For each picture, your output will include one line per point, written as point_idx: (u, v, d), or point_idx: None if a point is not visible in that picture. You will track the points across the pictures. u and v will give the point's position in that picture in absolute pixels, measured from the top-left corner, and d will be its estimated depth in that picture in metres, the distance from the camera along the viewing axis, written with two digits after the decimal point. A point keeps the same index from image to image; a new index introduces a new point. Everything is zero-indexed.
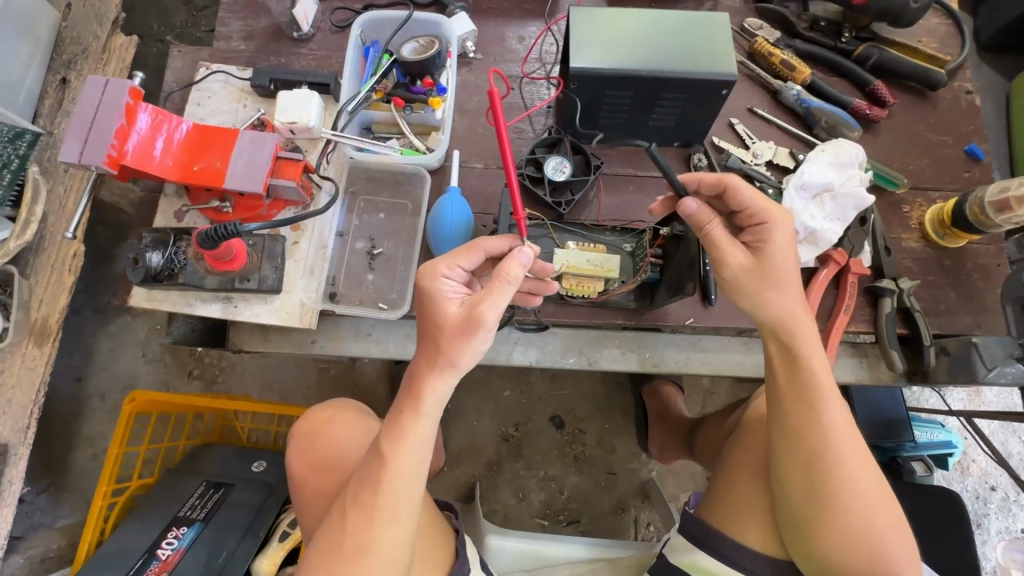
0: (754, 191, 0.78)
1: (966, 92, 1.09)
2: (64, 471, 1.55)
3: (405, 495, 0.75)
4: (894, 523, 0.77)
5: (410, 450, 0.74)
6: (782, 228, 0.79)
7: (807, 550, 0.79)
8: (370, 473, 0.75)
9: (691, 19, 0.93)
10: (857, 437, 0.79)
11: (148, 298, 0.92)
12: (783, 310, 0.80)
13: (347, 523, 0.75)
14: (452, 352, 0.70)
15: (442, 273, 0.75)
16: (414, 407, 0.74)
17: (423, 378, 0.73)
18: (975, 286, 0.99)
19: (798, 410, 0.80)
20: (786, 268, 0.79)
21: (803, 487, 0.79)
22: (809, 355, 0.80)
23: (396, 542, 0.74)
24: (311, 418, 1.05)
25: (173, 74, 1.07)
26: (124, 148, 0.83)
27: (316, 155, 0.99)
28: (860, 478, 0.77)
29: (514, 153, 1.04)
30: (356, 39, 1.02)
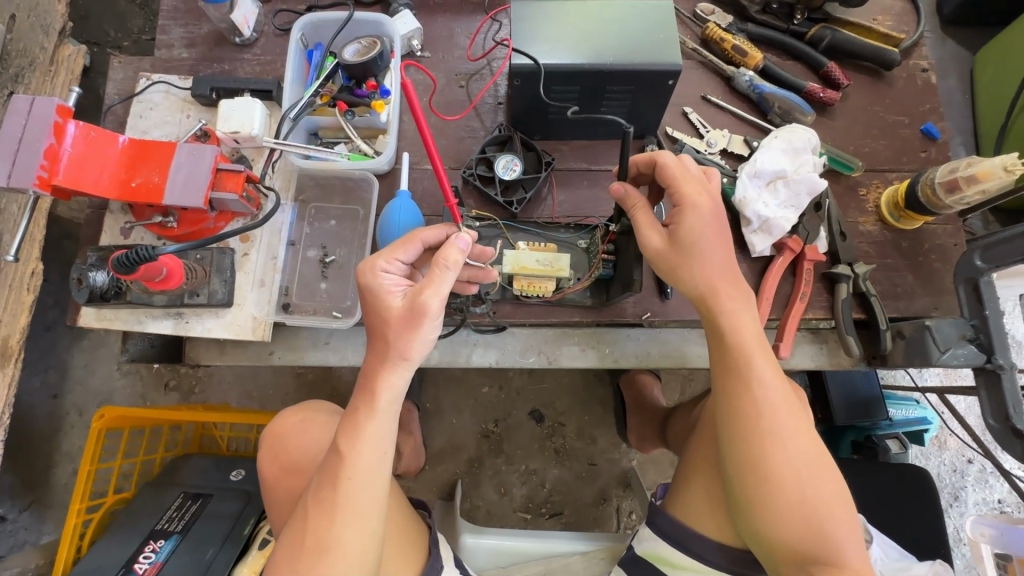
0: (683, 166, 0.77)
1: (922, 70, 1.08)
2: (47, 488, 1.55)
3: (365, 491, 0.74)
4: (835, 497, 0.72)
5: (368, 445, 0.73)
6: (696, 205, 0.75)
7: (752, 532, 0.74)
8: (332, 469, 0.74)
9: (635, 9, 0.91)
10: (791, 405, 0.76)
11: (98, 318, 0.91)
12: (704, 281, 0.76)
13: (308, 521, 0.73)
14: (401, 345, 0.70)
15: (381, 268, 0.74)
16: (369, 405, 0.73)
17: (377, 373, 0.73)
18: (933, 267, 0.99)
19: (728, 381, 0.77)
20: (705, 244, 0.75)
21: (738, 463, 0.74)
22: (737, 325, 0.77)
23: (356, 540, 0.73)
24: (284, 419, 1.02)
25: (114, 86, 1.04)
26: (55, 167, 0.81)
27: (263, 164, 0.98)
28: (796, 449, 0.73)
29: (467, 152, 1.03)
30: (297, 43, 0.99)
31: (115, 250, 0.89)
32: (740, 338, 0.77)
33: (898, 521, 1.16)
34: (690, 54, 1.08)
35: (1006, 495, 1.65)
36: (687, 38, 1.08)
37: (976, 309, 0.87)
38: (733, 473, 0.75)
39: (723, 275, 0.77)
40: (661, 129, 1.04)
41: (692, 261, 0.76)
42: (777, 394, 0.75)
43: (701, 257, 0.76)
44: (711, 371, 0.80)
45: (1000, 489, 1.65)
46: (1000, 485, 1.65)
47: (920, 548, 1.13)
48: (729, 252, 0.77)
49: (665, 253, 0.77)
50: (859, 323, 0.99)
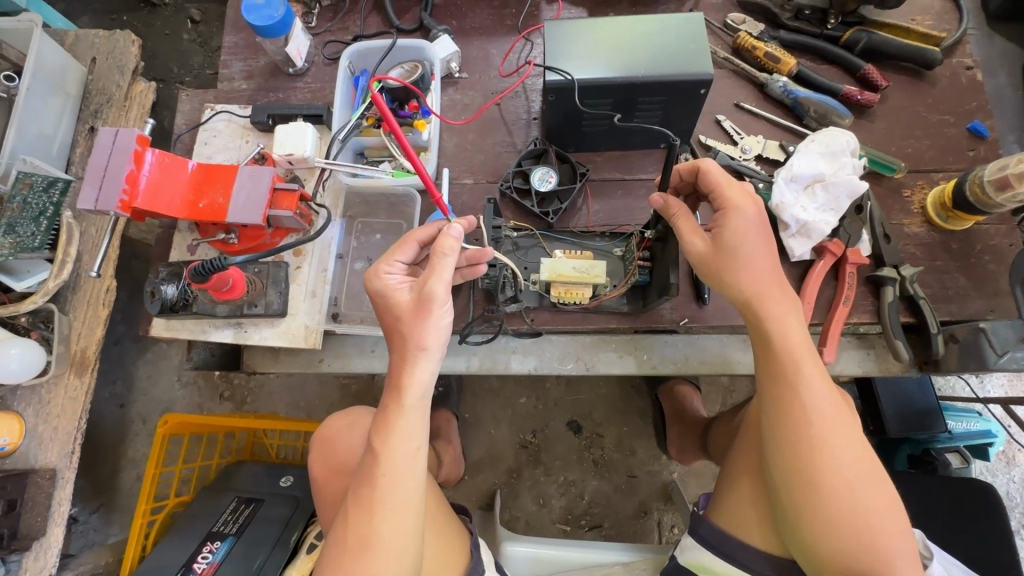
0: (725, 173, 0.76)
1: (967, 68, 1.06)
2: (113, 492, 1.66)
3: (404, 491, 0.77)
4: (889, 510, 0.69)
5: (399, 444, 0.75)
6: (742, 211, 0.74)
7: (799, 544, 0.71)
8: (370, 468, 0.77)
9: (666, 22, 0.94)
10: (842, 412, 0.72)
11: (167, 328, 0.99)
12: (750, 286, 0.75)
13: (351, 520, 0.76)
14: (416, 334, 0.75)
15: (384, 271, 0.79)
16: (397, 402, 0.76)
17: (401, 373, 0.76)
18: (986, 269, 0.95)
19: (774, 386, 0.74)
20: (748, 249, 0.74)
21: (786, 471, 0.71)
22: (785, 330, 0.74)
23: (397, 538, 0.75)
24: (331, 422, 1.08)
25: (183, 117, 1.14)
26: (135, 191, 0.90)
27: (313, 183, 1.04)
28: (847, 459, 0.70)
29: (503, 167, 1.07)
30: (345, 70, 1.07)
31: (194, 262, 0.97)
32: (788, 343, 0.74)
33: (963, 538, 1.09)
34: (722, 63, 1.09)
35: None
36: (719, 47, 1.10)
37: None
38: (779, 482, 0.72)
39: (769, 280, 0.75)
40: (694, 138, 1.05)
41: (737, 266, 0.74)
42: (826, 402, 0.72)
43: (745, 262, 0.74)
44: (756, 376, 0.77)
45: None
46: None
47: (986, 567, 1.06)
48: (772, 255, 0.76)
49: (709, 259, 0.76)
50: (908, 327, 0.96)
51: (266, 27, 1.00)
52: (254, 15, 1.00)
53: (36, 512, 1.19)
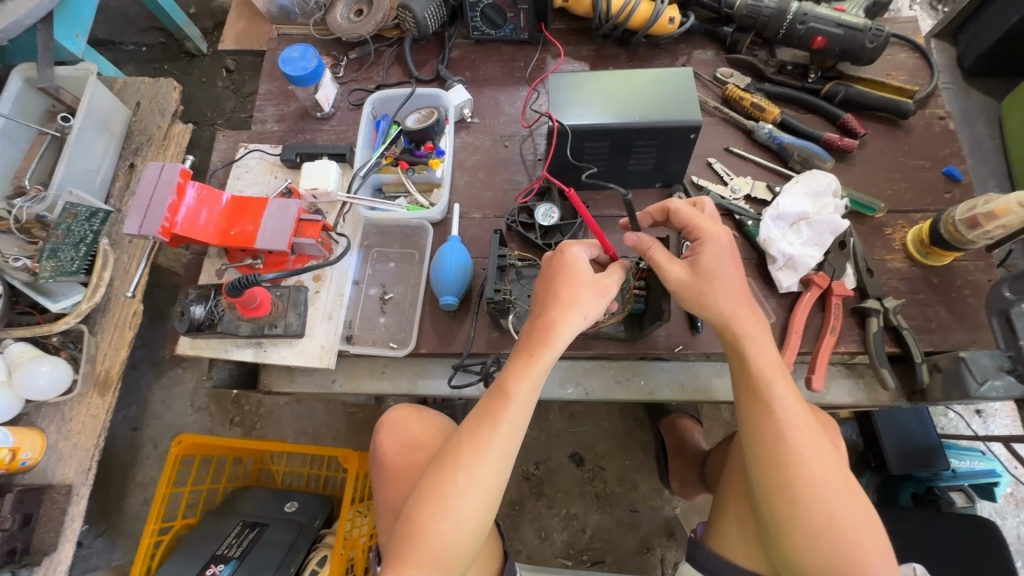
0: (695, 209, 0.84)
1: (940, 118, 1.14)
2: (119, 516, 1.68)
3: (509, 442, 0.81)
4: (866, 524, 0.72)
5: (528, 388, 0.80)
6: (714, 239, 0.82)
7: (783, 556, 0.74)
8: (490, 406, 0.82)
9: (659, 75, 1.04)
10: (815, 428, 0.77)
11: (192, 346, 1.06)
12: (726, 309, 0.81)
13: (460, 454, 0.80)
14: (582, 300, 0.81)
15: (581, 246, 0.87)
16: (542, 347, 0.80)
17: (553, 318, 0.80)
18: (966, 302, 1.00)
19: (752, 403, 0.79)
20: (722, 273, 0.81)
21: (766, 484, 0.75)
22: (759, 350, 0.80)
23: (490, 482, 0.80)
24: (397, 408, 1.05)
25: (218, 155, 1.25)
26: (174, 219, 0.99)
27: (334, 215, 1.13)
28: (822, 471, 0.74)
29: (510, 203, 1.15)
30: (367, 114, 1.19)
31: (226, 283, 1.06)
32: (761, 363, 0.80)
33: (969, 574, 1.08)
34: (713, 111, 1.19)
35: None
36: (709, 97, 1.20)
37: (1011, 340, 0.86)
38: (760, 495, 0.76)
39: (743, 305, 0.81)
40: (687, 178, 1.13)
41: (713, 290, 0.81)
42: (799, 417, 0.77)
43: (720, 286, 0.81)
44: (735, 395, 0.82)
45: None
46: None
47: None
48: (741, 283, 0.83)
49: (688, 285, 0.82)
50: (893, 357, 1.00)
51: (299, 77, 1.12)
52: (290, 66, 1.13)
53: (49, 527, 1.23)
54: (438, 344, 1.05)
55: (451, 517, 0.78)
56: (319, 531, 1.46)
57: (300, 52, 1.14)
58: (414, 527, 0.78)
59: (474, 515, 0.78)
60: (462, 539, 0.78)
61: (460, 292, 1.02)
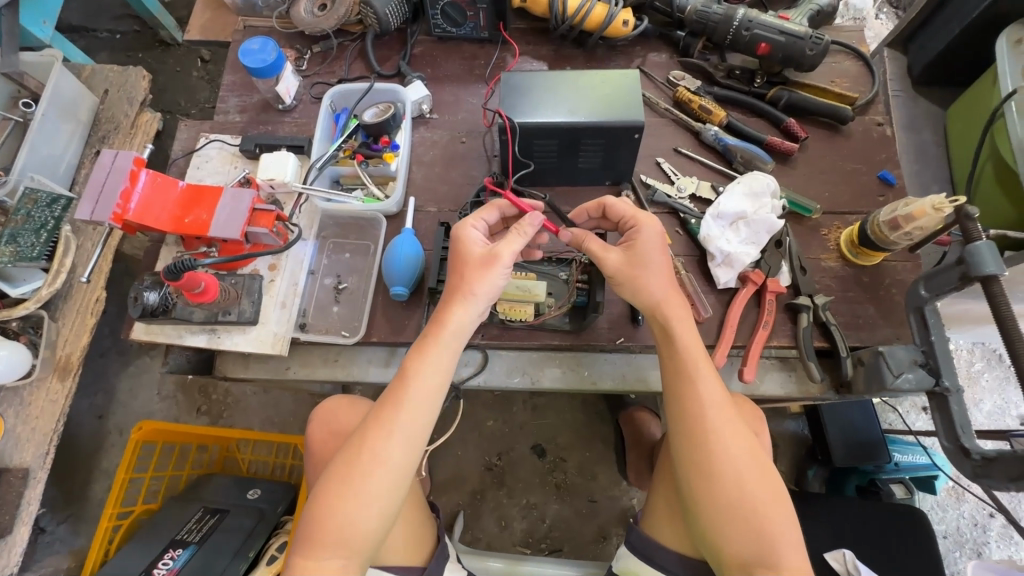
0: (630, 202, 0.88)
1: (878, 124, 1.19)
2: (83, 502, 1.69)
3: (415, 431, 0.83)
4: (776, 499, 0.76)
5: (430, 374, 0.84)
6: (648, 229, 0.86)
7: (701, 530, 0.78)
8: (391, 394, 0.84)
9: (606, 77, 1.07)
10: (732, 407, 0.81)
11: (147, 331, 1.08)
12: (657, 294, 0.85)
13: (365, 438, 0.83)
14: (473, 280, 0.84)
15: (471, 225, 0.90)
16: (437, 333, 0.85)
17: (448, 308, 0.85)
18: (894, 300, 1.05)
19: (675, 385, 0.83)
20: (655, 260, 0.85)
21: (686, 463, 0.79)
22: (686, 333, 0.84)
23: (393, 464, 0.82)
24: (334, 398, 1.08)
25: (179, 144, 1.27)
26: (127, 206, 1.01)
27: (291, 206, 1.16)
28: (738, 448, 0.78)
29: (465, 197, 1.18)
30: (327, 108, 1.21)
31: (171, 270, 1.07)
32: (687, 345, 0.83)
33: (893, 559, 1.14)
34: (664, 112, 1.23)
35: None
36: (661, 99, 1.24)
37: (925, 335, 0.91)
38: (681, 474, 0.80)
39: (671, 291, 0.85)
40: (636, 177, 1.17)
41: (648, 275, 0.84)
42: (719, 397, 0.81)
43: (654, 272, 0.85)
44: (663, 377, 0.86)
45: None
46: None
47: None
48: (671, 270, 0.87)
49: (626, 270, 0.85)
50: (823, 352, 1.05)
51: (258, 69, 1.14)
52: (249, 58, 1.14)
53: (5, 510, 1.24)
54: (389, 333, 1.07)
55: (355, 500, 0.80)
56: (280, 517, 1.48)
57: (259, 45, 1.15)
58: (320, 508, 0.81)
59: (381, 497, 0.81)
60: (367, 520, 0.81)
61: (410, 283, 1.05)
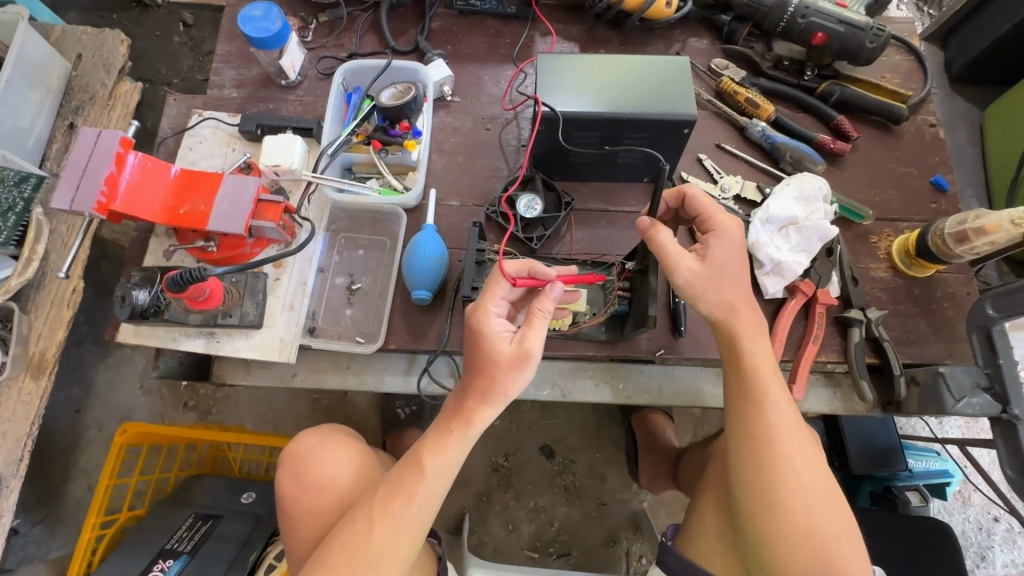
0: (711, 198, 0.80)
1: (931, 125, 1.12)
2: (58, 504, 1.55)
3: (425, 512, 0.76)
4: (848, 533, 0.71)
5: (448, 457, 0.75)
6: (727, 232, 0.79)
7: (760, 562, 0.73)
8: (402, 477, 0.76)
9: (654, 64, 0.97)
10: (803, 432, 0.76)
11: (136, 334, 0.96)
12: (728, 302, 0.78)
13: (375, 525, 0.75)
14: (507, 384, 0.71)
15: (494, 311, 0.73)
16: (463, 426, 0.75)
17: (473, 406, 0.73)
18: (945, 315, 1.00)
19: (744, 409, 0.78)
20: (731, 267, 0.79)
21: (750, 491, 0.74)
22: (755, 350, 0.79)
23: (402, 556, 0.75)
24: (304, 437, 0.97)
25: (168, 121, 1.13)
26: (113, 194, 0.89)
27: (299, 195, 1.04)
28: (807, 476, 0.73)
29: (490, 191, 1.08)
30: (338, 86, 1.09)
31: (172, 268, 0.96)
32: (755, 363, 0.79)
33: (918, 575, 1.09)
34: (705, 104, 1.14)
35: None
36: (702, 90, 1.15)
37: (989, 357, 0.87)
38: (743, 502, 0.75)
39: (743, 303, 0.79)
40: (677, 174, 1.09)
41: (721, 282, 0.78)
42: (789, 421, 0.76)
43: (729, 279, 0.79)
44: (726, 394, 0.81)
45: None
46: None
47: None
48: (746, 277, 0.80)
49: (701, 278, 0.78)
50: (872, 368, 1.00)
51: (262, 40, 1.01)
52: (250, 26, 1.01)
53: None
54: (409, 339, 0.98)
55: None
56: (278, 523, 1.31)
57: (262, 11, 1.02)
58: None
59: None
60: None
61: (434, 286, 0.96)
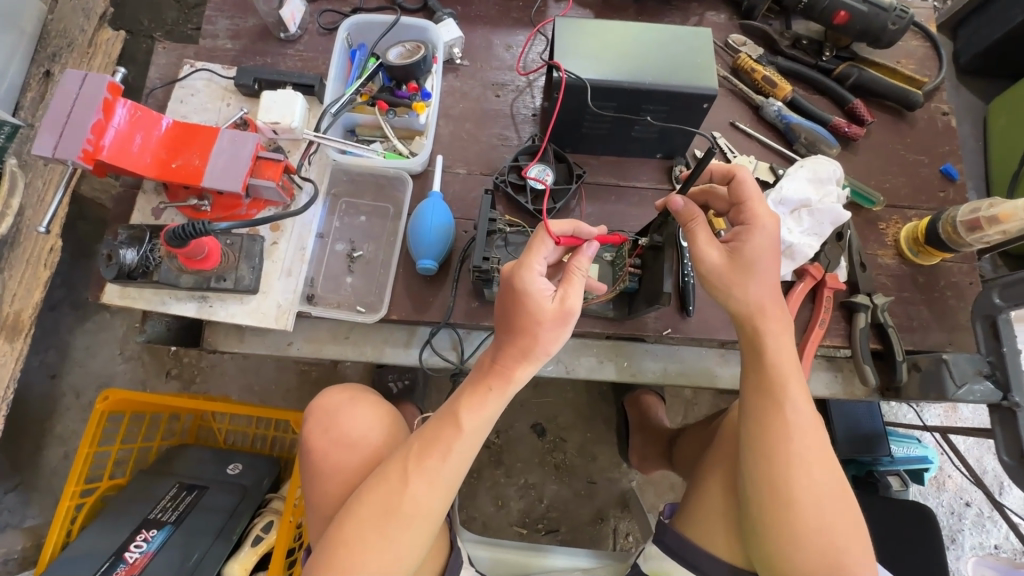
0: (759, 187, 0.77)
1: (943, 113, 1.11)
2: (33, 472, 1.48)
3: (456, 473, 0.75)
4: (855, 531, 0.71)
5: (481, 419, 0.74)
6: (765, 229, 0.76)
7: (764, 554, 0.73)
8: (436, 433, 0.74)
9: (675, 33, 0.94)
10: (820, 432, 0.75)
11: (122, 295, 0.91)
12: (755, 301, 0.77)
13: (406, 482, 0.73)
14: (547, 343, 0.71)
15: (537, 271, 0.72)
16: (502, 388, 0.74)
17: (513, 365, 0.73)
18: (948, 303, 1.01)
19: (762, 401, 0.77)
20: (765, 265, 0.76)
21: (760, 481, 0.74)
22: (779, 347, 0.77)
23: (433, 512, 0.73)
24: (332, 393, 0.94)
25: (156, 71, 1.06)
26: (100, 143, 0.83)
27: (299, 156, 0.99)
28: (821, 475, 0.73)
29: (499, 160, 1.04)
30: (342, 42, 1.03)
31: (163, 226, 0.91)
32: (777, 361, 0.77)
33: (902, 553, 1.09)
34: (721, 81, 1.11)
35: (1003, 541, 1.55)
36: (719, 66, 1.12)
37: (993, 346, 0.88)
38: (751, 493, 0.75)
39: (770, 300, 0.78)
40: (689, 151, 1.07)
41: (749, 281, 0.77)
42: (807, 420, 0.75)
43: (759, 278, 0.77)
44: (744, 388, 0.80)
45: (998, 534, 1.56)
46: (998, 531, 1.56)
47: None
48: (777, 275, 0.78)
49: (726, 269, 0.77)
50: (875, 354, 1.00)
51: None
52: None
53: None
54: (412, 311, 0.95)
55: (386, 554, 0.71)
56: (266, 495, 1.27)
57: None
58: (336, 559, 0.71)
59: (408, 557, 0.72)
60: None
61: (440, 256, 0.92)
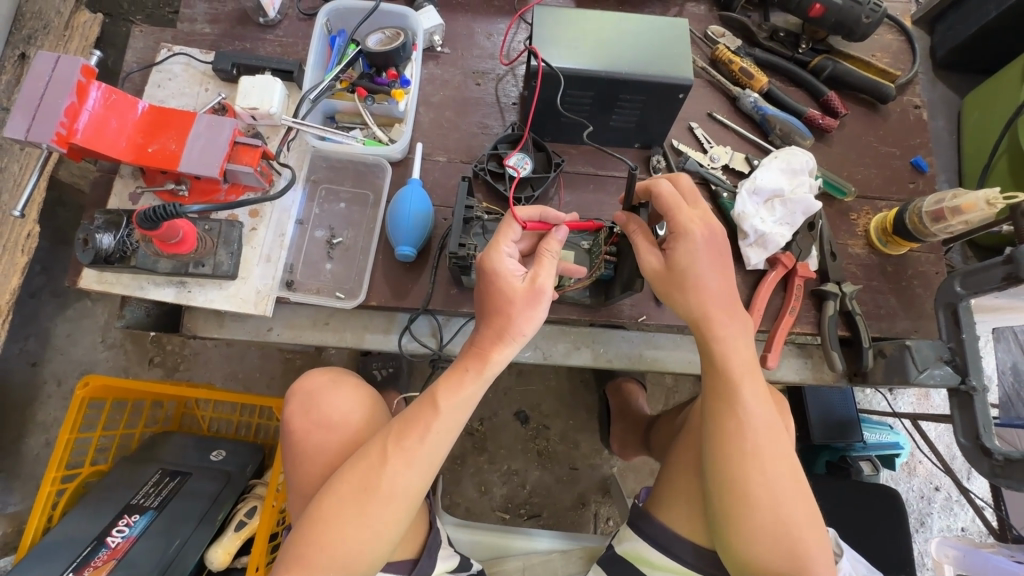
0: (675, 197, 0.79)
1: (915, 106, 1.14)
2: (15, 459, 1.48)
3: (432, 456, 0.76)
4: (808, 516, 0.75)
5: (455, 404, 0.75)
6: (689, 237, 0.78)
7: (724, 542, 0.76)
8: (413, 415, 0.76)
9: (652, 23, 0.95)
10: (776, 428, 0.78)
11: (99, 280, 0.91)
12: (709, 307, 0.79)
13: (382, 462, 0.74)
14: (520, 322, 0.73)
15: (505, 251, 0.76)
16: (475, 370, 0.75)
17: (487, 346, 0.75)
18: (915, 292, 1.04)
19: (722, 396, 0.79)
20: (705, 269, 0.79)
21: (719, 471, 0.76)
22: (734, 348, 0.79)
23: (411, 492, 0.75)
24: (312, 376, 0.95)
25: (133, 55, 1.05)
26: (74, 126, 0.83)
27: (278, 142, 1.00)
28: (778, 469, 0.75)
29: (479, 149, 1.05)
30: (322, 27, 1.03)
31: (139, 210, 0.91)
32: (734, 361, 0.79)
33: (866, 535, 1.13)
34: (699, 73, 1.12)
35: (970, 524, 1.60)
36: (697, 57, 1.13)
37: (954, 333, 0.91)
38: (712, 482, 0.77)
39: (723, 304, 0.80)
40: (667, 141, 1.08)
41: (692, 285, 0.79)
42: (765, 416, 0.77)
43: (701, 283, 0.79)
44: (703, 390, 0.82)
45: (965, 517, 1.61)
46: (965, 514, 1.61)
47: (886, 562, 1.11)
48: (728, 273, 0.80)
49: (659, 277, 0.81)
50: (844, 341, 1.03)
51: None
52: None
53: None
54: (390, 297, 0.96)
55: (365, 531, 0.73)
56: (249, 481, 1.27)
57: None
58: (312, 539, 0.73)
59: (384, 536, 0.74)
60: (361, 565, 0.74)
61: (418, 243, 0.93)
